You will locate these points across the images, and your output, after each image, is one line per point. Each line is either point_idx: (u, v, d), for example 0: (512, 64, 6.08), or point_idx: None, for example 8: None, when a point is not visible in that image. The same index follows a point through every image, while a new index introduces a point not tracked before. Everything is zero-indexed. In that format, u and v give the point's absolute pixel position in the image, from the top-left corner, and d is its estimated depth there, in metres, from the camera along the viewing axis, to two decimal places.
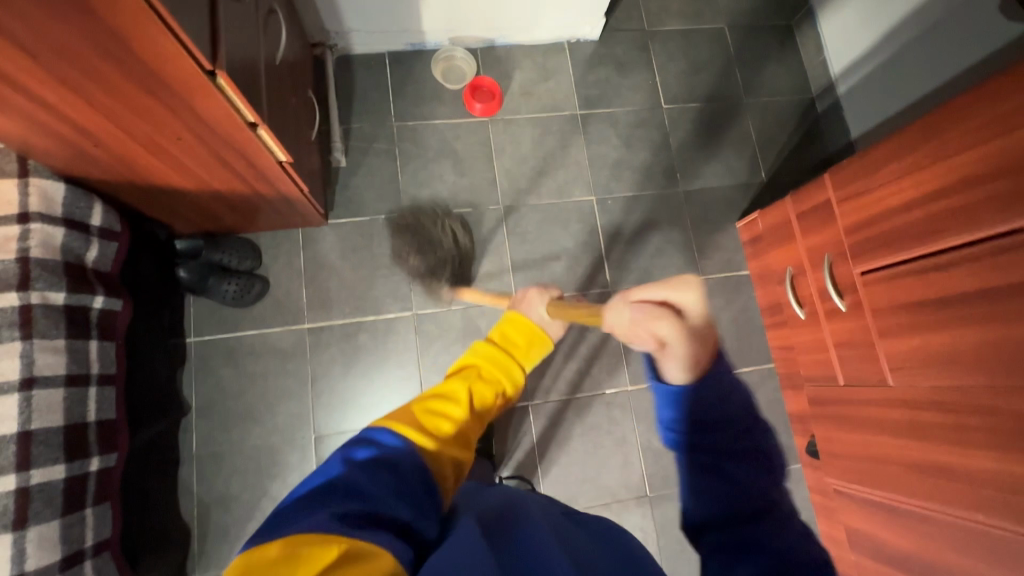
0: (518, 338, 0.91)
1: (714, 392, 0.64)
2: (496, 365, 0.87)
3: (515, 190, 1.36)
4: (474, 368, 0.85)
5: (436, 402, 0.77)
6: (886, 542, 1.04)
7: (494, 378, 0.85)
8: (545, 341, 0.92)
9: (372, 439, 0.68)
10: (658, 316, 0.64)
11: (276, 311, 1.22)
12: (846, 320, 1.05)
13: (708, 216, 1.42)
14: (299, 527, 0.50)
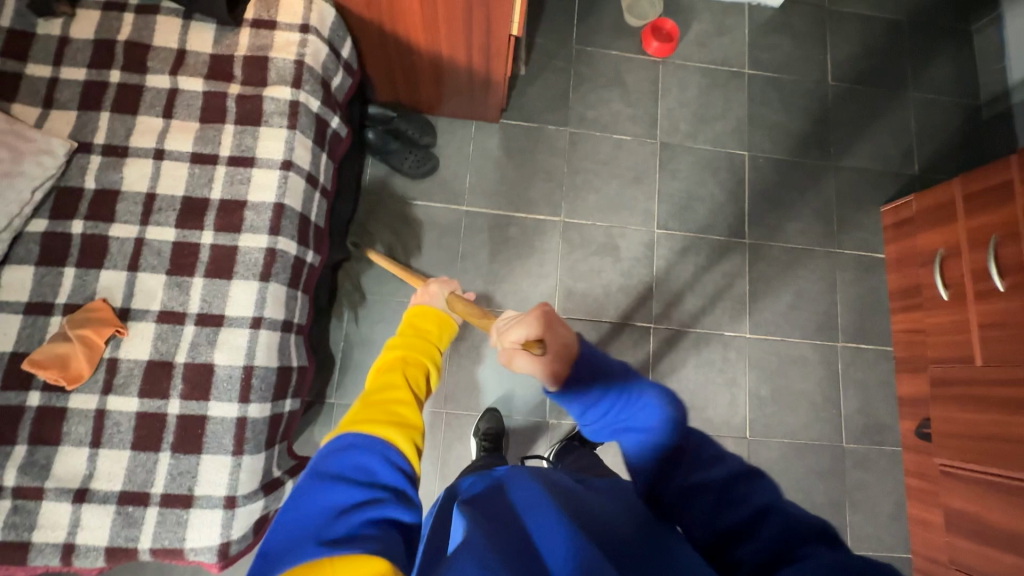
0: (427, 326, 0.85)
1: (587, 370, 0.64)
2: (418, 351, 0.79)
3: (674, 130, 1.41)
4: (398, 359, 0.76)
5: (381, 394, 0.69)
6: (991, 522, 1.05)
7: (416, 364, 0.77)
8: (451, 325, 0.88)
9: (342, 447, 0.60)
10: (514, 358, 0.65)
11: (440, 190, 1.32)
12: (1002, 300, 1.06)
13: (853, 194, 1.43)
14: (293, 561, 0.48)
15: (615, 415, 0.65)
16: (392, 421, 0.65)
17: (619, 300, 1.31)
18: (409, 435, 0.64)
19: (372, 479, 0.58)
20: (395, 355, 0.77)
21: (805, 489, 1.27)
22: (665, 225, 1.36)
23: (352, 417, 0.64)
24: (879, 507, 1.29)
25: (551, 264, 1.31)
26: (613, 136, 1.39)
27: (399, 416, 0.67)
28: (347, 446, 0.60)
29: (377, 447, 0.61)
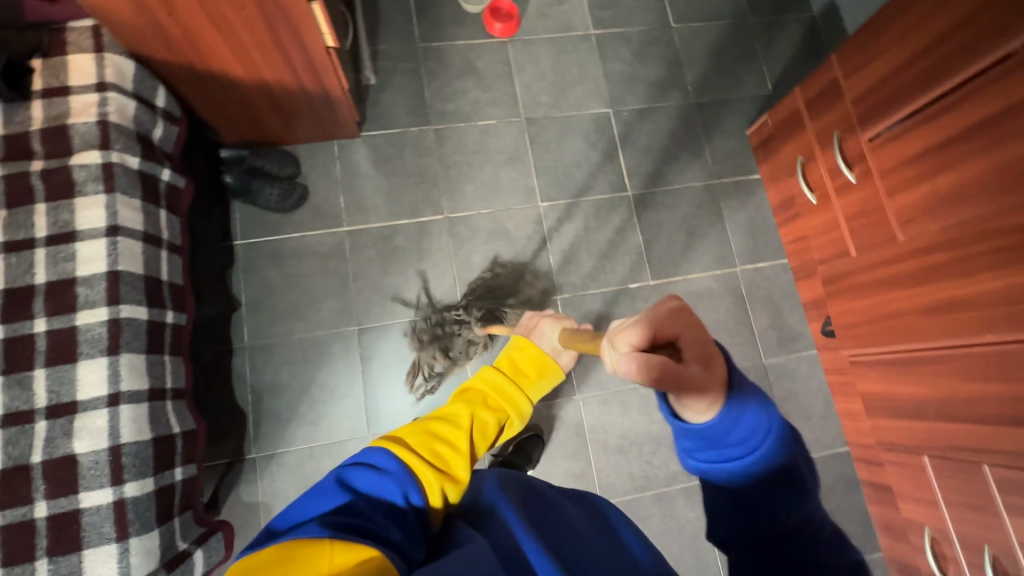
0: (529, 368, 0.92)
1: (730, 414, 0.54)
2: (499, 394, 0.87)
3: (536, 104, 1.43)
4: (479, 395, 0.86)
5: (436, 423, 0.78)
6: (900, 396, 1.11)
7: (496, 407, 0.85)
8: (555, 371, 0.94)
9: (371, 461, 0.68)
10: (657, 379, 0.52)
11: (316, 216, 1.29)
12: (857, 191, 1.12)
13: (719, 125, 1.48)
14: (294, 534, 0.56)
15: (735, 460, 0.55)
16: (437, 451, 0.73)
17: (520, 280, 1.31)
18: (439, 474, 0.70)
19: (382, 496, 0.65)
20: (475, 393, 0.86)
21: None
22: (548, 197, 1.38)
23: (402, 436, 0.74)
24: (809, 411, 1.33)
25: (445, 262, 1.30)
26: (478, 124, 1.40)
27: (439, 454, 0.73)
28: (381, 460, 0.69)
29: (401, 469, 0.68)
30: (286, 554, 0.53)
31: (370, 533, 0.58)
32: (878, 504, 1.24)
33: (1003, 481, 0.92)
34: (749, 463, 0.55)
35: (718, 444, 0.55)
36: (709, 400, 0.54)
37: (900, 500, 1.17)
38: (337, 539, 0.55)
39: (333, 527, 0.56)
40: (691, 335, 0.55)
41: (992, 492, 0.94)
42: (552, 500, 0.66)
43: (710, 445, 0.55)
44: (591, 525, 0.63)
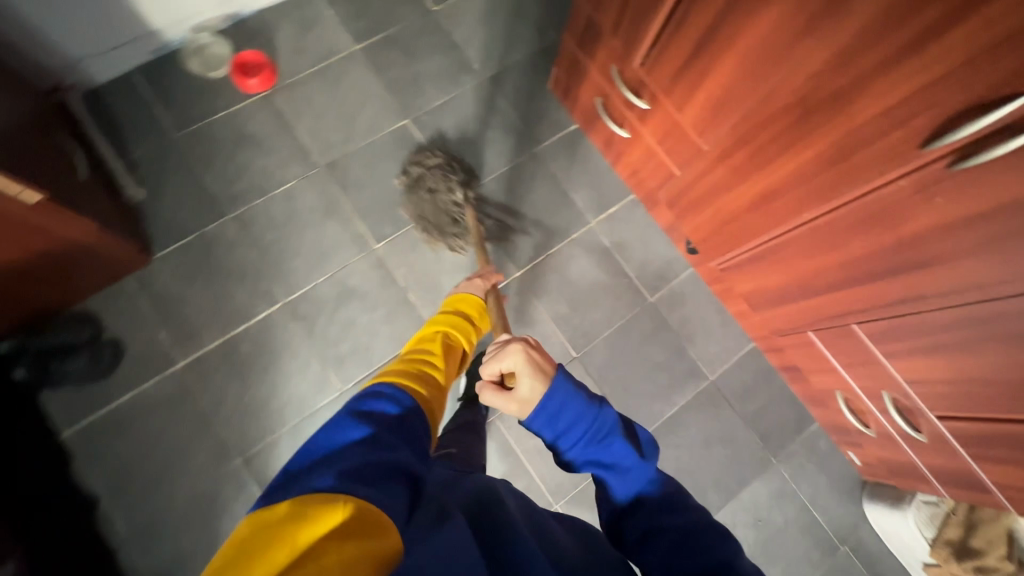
0: (471, 309, 0.98)
1: (556, 401, 0.67)
2: (456, 327, 0.93)
3: (329, 145, 1.32)
4: (438, 333, 0.90)
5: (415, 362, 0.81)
6: (771, 287, 1.13)
7: (456, 342, 0.92)
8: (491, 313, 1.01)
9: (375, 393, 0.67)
10: (487, 391, 0.73)
11: (144, 365, 1.14)
12: (655, 115, 1.10)
13: (520, 89, 1.43)
14: (309, 487, 0.47)
15: (578, 444, 0.67)
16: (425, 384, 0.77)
17: (389, 331, 1.24)
18: (430, 404, 0.75)
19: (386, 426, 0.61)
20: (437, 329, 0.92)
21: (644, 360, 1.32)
22: (381, 236, 1.29)
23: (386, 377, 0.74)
24: (709, 326, 1.35)
25: (304, 349, 1.20)
26: (277, 192, 1.27)
27: (424, 383, 0.77)
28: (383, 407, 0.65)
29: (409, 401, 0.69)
30: (302, 510, 0.44)
31: (389, 480, 0.52)
32: (796, 383, 1.28)
33: (872, 333, 0.96)
34: (592, 441, 0.67)
35: (556, 429, 0.67)
36: (524, 406, 0.70)
37: (810, 375, 1.21)
38: (367, 496, 0.47)
39: (353, 484, 0.48)
40: (518, 361, 0.71)
41: (869, 346, 0.99)
42: (543, 508, 0.68)
43: (557, 440, 0.69)
44: (568, 526, 0.68)
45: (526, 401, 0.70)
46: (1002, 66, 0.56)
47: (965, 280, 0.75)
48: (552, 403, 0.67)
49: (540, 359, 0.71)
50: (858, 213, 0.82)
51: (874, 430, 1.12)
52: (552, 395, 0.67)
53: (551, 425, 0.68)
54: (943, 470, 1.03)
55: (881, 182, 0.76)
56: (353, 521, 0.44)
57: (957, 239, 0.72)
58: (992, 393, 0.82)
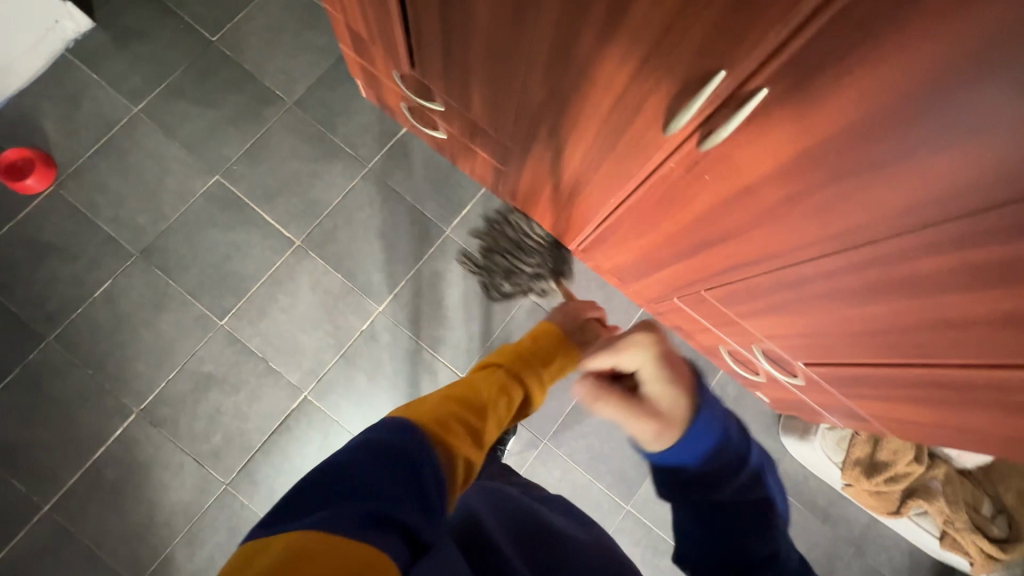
0: (556, 348, 0.71)
1: (708, 436, 0.61)
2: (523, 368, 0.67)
3: (139, 228, 1.20)
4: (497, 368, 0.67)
5: (460, 390, 0.61)
6: (627, 263, 1.06)
7: (509, 390, 0.64)
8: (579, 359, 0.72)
9: (386, 423, 0.51)
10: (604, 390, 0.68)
11: (6, 521, 1.07)
12: (453, 116, 0.99)
13: (332, 106, 1.29)
14: (298, 523, 0.39)
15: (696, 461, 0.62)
16: (459, 423, 0.56)
17: (259, 408, 1.17)
18: (457, 459, 0.53)
19: (393, 459, 0.47)
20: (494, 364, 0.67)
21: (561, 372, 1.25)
22: (223, 311, 1.19)
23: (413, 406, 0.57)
24: (593, 305, 1.29)
25: (174, 452, 1.13)
26: (96, 296, 1.16)
27: (452, 424, 0.56)
28: (400, 427, 0.51)
29: (415, 435, 0.50)
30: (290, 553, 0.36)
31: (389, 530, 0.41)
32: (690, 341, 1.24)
33: (721, 298, 0.91)
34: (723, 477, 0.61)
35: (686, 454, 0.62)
36: (661, 428, 0.64)
37: (695, 335, 1.16)
38: (361, 537, 0.38)
39: (343, 522, 0.39)
40: (643, 356, 0.65)
41: (723, 310, 0.93)
42: (536, 511, 0.62)
43: (681, 472, 0.63)
44: (575, 531, 0.62)
45: (664, 416, 0.64)
46: (688, 42, 0.48)
47: (764, 249, 0.68)
48: (685, 443, 0.62)
49: (676, 359, 0.66)
50: (653, 194, 0.74)
51: (763, 377, 1.09)
52: (693, 430, 0.62)
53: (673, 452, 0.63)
54: (831, 406, 1.00)
55: (654, 163, 0.68)
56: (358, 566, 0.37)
57: (740, 212, 0.65)
58: (833, 343, 0.78)
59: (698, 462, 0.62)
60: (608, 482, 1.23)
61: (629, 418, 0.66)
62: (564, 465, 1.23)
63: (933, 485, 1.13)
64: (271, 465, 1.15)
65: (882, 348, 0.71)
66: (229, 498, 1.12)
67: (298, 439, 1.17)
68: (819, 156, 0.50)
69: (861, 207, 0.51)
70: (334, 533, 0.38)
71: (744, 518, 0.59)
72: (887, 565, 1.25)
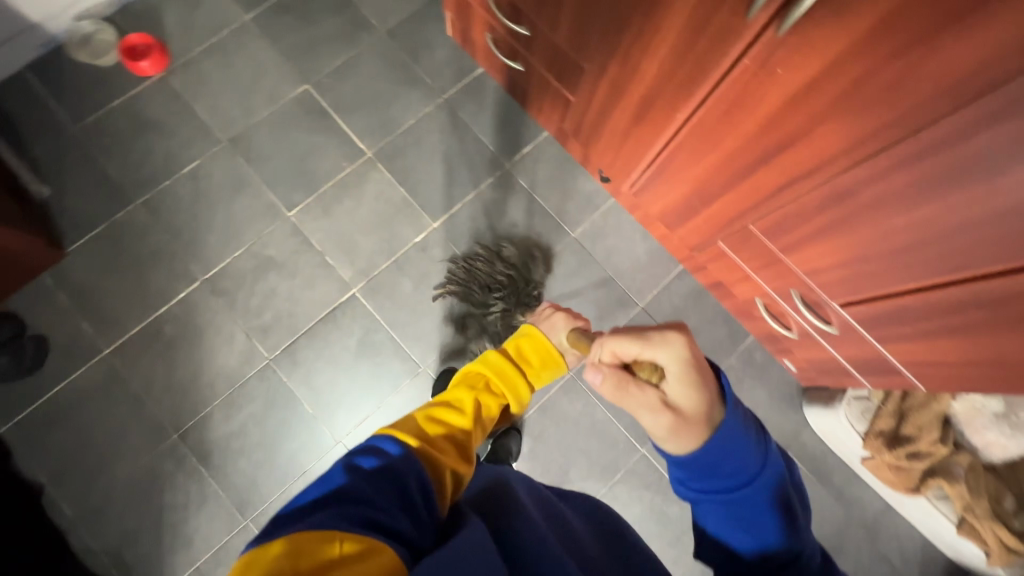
0: (533, 355, 0.74)
1: (733, 438, 0.55)
2: (506, 379, 0.70)
3: (231, 120, 1.31)
4: (482, 378, 0.70)
5: (441, 413, 0.64)
6: (677, 202, 1.11)
7: (498, 394, 0.70)
8: (561, 362, 0.75)
9: (374, 446, 0.55)
10: (622, 379, 0.59)
11: (70, 356, 1.16)
12: (537, 42, 1.07)
13: (419, 39, 1.40)
14: (299, 525, 0.43)
15: (723, 463, 0.55)
16: (448, 441, 0.61)
17: (311, 296, 1.24)
18: (443, 474, 0.57)
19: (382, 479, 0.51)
20: (479, 375, 0.71)
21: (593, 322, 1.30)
22: (292, 203, 1.29)
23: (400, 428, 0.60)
24: (635, 254, 1.34)
25: (227, 323, 1.21)
26: (183, 173, 1.27)
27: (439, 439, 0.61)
28: (396, 453, 0.55)
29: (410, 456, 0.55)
30: (297, 548, 0.41)
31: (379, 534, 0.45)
32: (726, 299, 1.27)
33: (766, 230, 0.95)
34: (747, 496, 0.55)
35: (707, 468, 0.56)
36: (682, 420, 0.56)
37: (732, 288, 1.20)
38: (357, 532, 0.43)
39: (338, 521, 0.44)
40: (672, 353, 0.58)
41: (766, 245, 0.98)
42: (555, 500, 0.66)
43: (702, 474, 0.56)
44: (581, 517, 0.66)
45: (683, 411, 0.56)
46: None
47: (822, 152, 0.73)
48: (721, 440, 0.55)
49: (702, 365, 0.58)
50: (720, 103, 0.81)
51: (796, 331, 1.11)
52: (722, 430, 0.55)
53: (701, 461, 0.56)
54: (860, 360, 1.02)
55: (730, 62, 0.74)
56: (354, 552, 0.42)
57: (804, 110, 0.71)
58: (873, 268, 0.82)
59: (713, 481, 0.56)
60: (627, 422, 1.26)
61: (647, 411, 0.57)
62: (587, 400, 1.26)
63: (956, 470, 1.11)
64: (313, 350, 1.22)
65: (921, 265, 0.75)
66: (270, 372, 1.20)
67: (342, 328, 1.23)
68: (892, 26, 0.56)
69: (928, 78, 0.57)
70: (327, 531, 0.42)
71: (761, 505, 0.55)
72: (898, 556, 1.23)
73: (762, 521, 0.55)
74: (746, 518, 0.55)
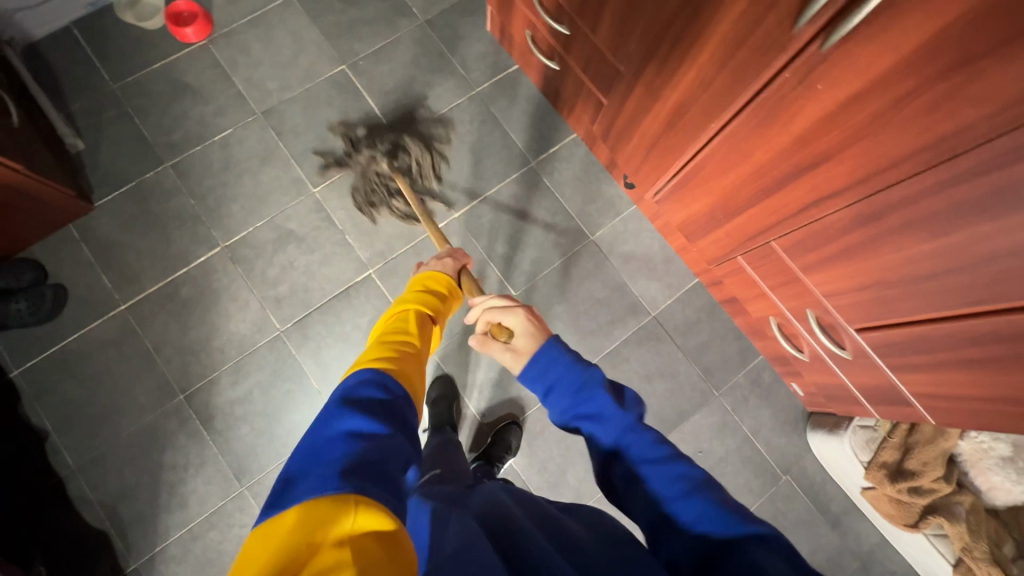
0: (437, 285, 0.88)
1: (550, 358, 0.71)
2: (426, 306, 0.83)
3: (266, 93, 1.33)
4: (408, 310, 0.80)
5: (393, 341, 0.72)
6: (700, 213, 1.11)
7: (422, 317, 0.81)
8: (460, 293, 0.91)
9: (359, 381, 0.62)
10: (484, 331, 0.78)
11: (87, 308, 1.18)
12: (576, 42, 1.08)
13: (458, 31, 1.41)
14: (313, 492, 0.47)
15: (555, 381, 0.70)
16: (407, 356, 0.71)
17: (327, 272, 1.25)
18: (414, 376, 0.69)
19: (379, 406, 0.59)
20: (407, 309, 0.80)
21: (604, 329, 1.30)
22: (318, 180, 1.30)
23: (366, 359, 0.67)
24: (651, 263, 1.34)
25: (243, 291, 1.22)
26: (215, 140, 1.29)
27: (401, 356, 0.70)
28: (388, 387, 0.62)
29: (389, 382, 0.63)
30: (309, 518, 0.44)
31: (392, 479, 0.52)
32: (738, 316, 1.27)
33: (788, 248, 0.95)
34: (578, 398, 0.69)
35: (546, 387, 0.71)
36: (519, 356, 0.74)
37: (747, 304, 1.19)
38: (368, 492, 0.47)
39: (353, 478, 0.48)
40: (516, 316, 0.76)
41: (787, 263, 0.97)
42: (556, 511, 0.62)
43: (547, 393, 0.71)
44: (582, 524, 0.62)
45: (519, 348, 0.74)
46: None
47: (854, 172, 0.73)
48: (540, 362, 0.71)
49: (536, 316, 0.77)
50: (756, 116, 0.81)
51: (807, 354, 1.11)
52: (539, 353, 0.72)
53: (545, 386, 0.71)
54: (871, 387, 1.01)
55: (770, 75, 0.75)
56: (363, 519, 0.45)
57: (840, 128, 0.71)
58: (894, 294, 0.81)
59: (553, 396, 0.70)
60: None
61: (500, 351, 0.75)
62: None
63: (957, 509, 1.08)
64: (324, 325, 1.23)
65: (944, 294, 0.74)
66: (280, 343, 1.21)
67: (355, 307, 1.24)
68: (938, 47, 0.56)
69: (968, 104, 0.57)
70: (338, 501, 0.45)
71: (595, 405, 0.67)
72: None
73: (602, 413, 0.67)
74: (594, 421, 0.67)
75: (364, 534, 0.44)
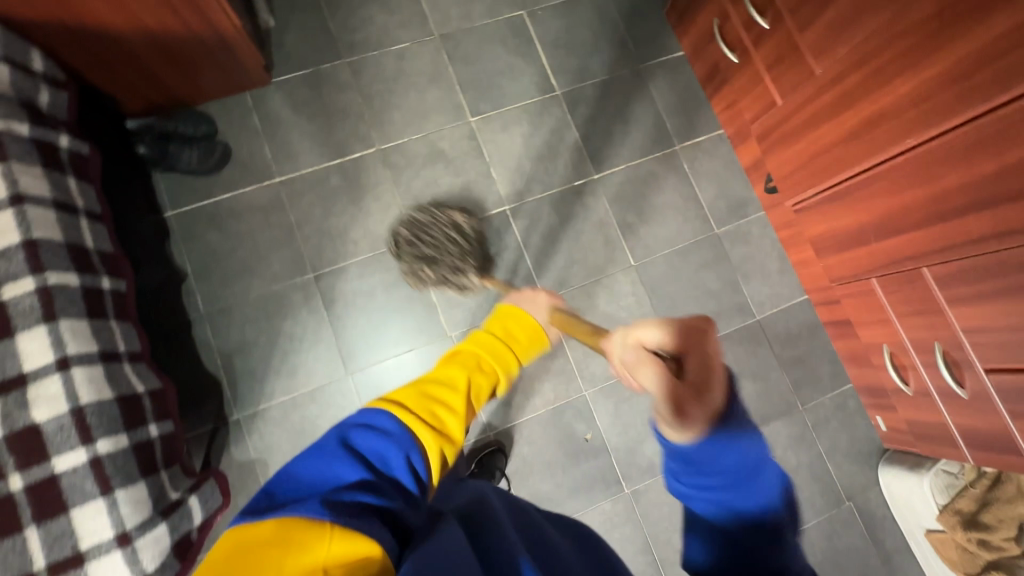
0: (522, 334, 0.86)
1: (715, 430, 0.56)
2: (496, 357, 0.81)
3: (447, 18, 1.38)
4: (472, 356, 0.79)
5: (437, 387, 0.71)
6: (844, 229, 1.15)
7: (490, 369, 0.79)
8: (546, 340, 0.88)
9: (373, 423, 0.61)
10: (644, 360, 0.61)
11: (244, 172, 1.24)
12: (773, 38, 1.12)
13: (636, 6, 1.45)
14: (292, 512, 0.48)
15: (722, 459, 0.56)
16: (444, 415, 0.68)
17: (467, 198, 1.31)
18: (441, 441, 0.64)
19: (385, 467, 0.58)
20: (467, 353, 0.80)
21: (710, 319, 1.34)
22: (477, 111, 1.35)
23: (396, 398, 0.66)
24: (767, 269, 1.38)
25: (387, 194, 1.28)
26: (391, 49, 1.35)
27: (439, 419, 0.67)
28: (403, 442, 0.61)
29: (407, 439, 0.61)
30: (282, 534, 0.46)
31: (375, 512, 0.52)
32: (843, 340, 1.31)
33: (941, 278, 0.98)
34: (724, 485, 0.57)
35: (698, 458, 0.57)
36: (681, 401, 0.56)
37: (858, 328, 1.23)
38: (345, 524, 0.47)
39: (338, 513, 0.48)
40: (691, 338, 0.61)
41: (934, 292, 1.00)
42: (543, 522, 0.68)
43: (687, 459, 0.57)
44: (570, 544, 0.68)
45: (690, 389, 0.57)
46: None
47: None
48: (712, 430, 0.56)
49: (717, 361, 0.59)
50: (966, 139, 0.84)
51: (913, 388, 1.14)
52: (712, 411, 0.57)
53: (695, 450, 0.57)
54: (975, 431, 1.04)
55: (1002, 102, 0.78)
56: (336, 548, 0.45)
57: None
58: None
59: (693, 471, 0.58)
60: None
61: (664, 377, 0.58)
62: None
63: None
64: None
65: None
66: None
67: (485, 238, 1.30)
68: None
69: None
70: (313, 523, 0.46)
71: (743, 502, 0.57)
72: None
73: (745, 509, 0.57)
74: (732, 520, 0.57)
75: (331, 560, 0.44)
